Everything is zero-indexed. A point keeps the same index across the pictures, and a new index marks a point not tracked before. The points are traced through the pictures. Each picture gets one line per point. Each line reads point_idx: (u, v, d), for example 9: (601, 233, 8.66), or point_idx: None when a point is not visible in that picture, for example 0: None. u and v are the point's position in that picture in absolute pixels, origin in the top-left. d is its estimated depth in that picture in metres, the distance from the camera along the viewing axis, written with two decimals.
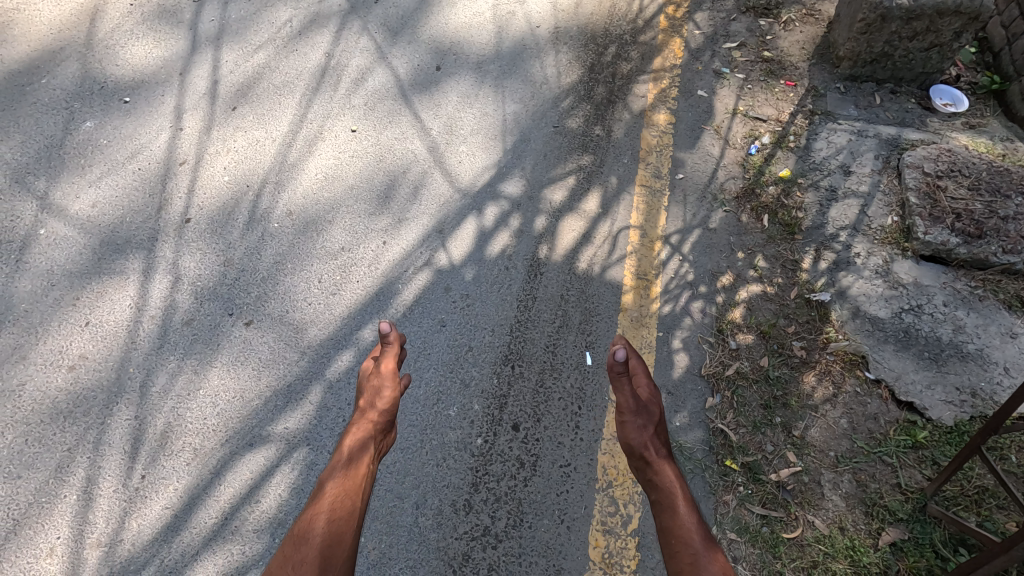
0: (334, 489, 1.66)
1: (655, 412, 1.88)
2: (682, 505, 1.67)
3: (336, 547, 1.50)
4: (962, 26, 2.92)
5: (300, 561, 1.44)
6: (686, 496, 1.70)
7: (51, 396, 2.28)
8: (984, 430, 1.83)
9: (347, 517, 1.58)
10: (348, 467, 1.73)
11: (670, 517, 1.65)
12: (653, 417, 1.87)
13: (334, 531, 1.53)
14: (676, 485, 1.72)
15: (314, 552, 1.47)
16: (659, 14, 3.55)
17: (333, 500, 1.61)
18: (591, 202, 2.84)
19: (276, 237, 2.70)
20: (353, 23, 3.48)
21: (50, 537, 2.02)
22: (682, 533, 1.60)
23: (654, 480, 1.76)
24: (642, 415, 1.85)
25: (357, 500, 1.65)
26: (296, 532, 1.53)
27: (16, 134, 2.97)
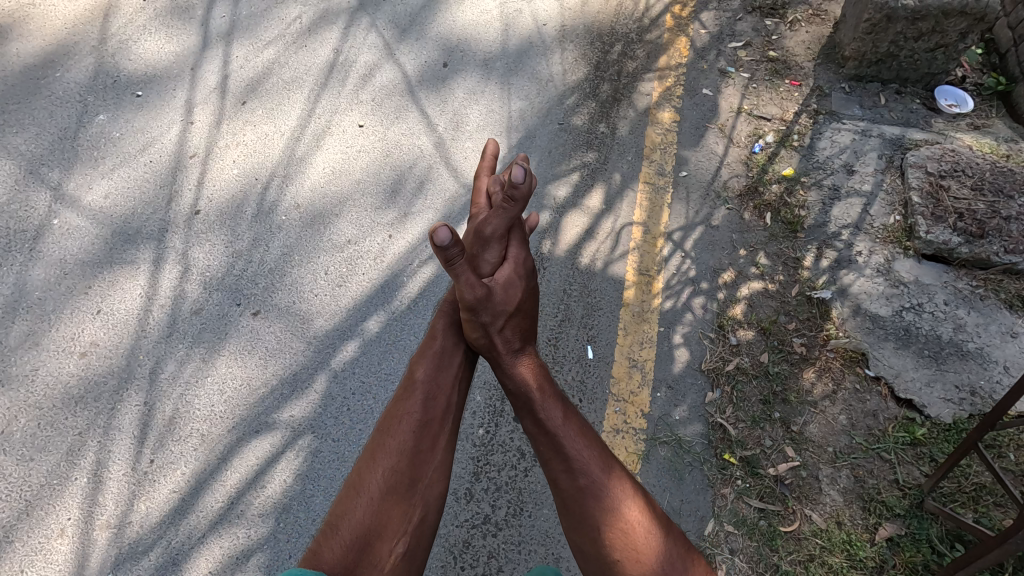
0: (426, 381, 1.65)
1: (502, 305, 1.69)
2: (543, 403, 1.61)
3: (424, 449, 1.54)
4: (968, 26, 2.94)
5: (390, 462, 1.49)
6: (541, 390, 1.63)
7: (63, 382, 2.33)
8: (981, 425, 1.85)
9: (440, 419, 1.59)
10: (441, 356, 1.70)
11: (534, 422, 1.60)
12: (501, 310, 1.68)
13: (426, 434, 1.55)
14: (531, 383, 1.64)
15: (402, 456, 1.50)
16: (665, 14, 3.58)
17: (426, 394, 1.62)
18: (594, 199, 2.87)
19: (283, 229, 2.74)
20: (362, 20, 3.52)
21: (61, 517, 2.07)
22: (551, 437, 1.56)
23: (508, 383, 1.66)
24: (485, 312, 1.66)
25: (450, 398, 1.64)
26: (390, 424, 1.56)
27: (31, 126, 3.02)
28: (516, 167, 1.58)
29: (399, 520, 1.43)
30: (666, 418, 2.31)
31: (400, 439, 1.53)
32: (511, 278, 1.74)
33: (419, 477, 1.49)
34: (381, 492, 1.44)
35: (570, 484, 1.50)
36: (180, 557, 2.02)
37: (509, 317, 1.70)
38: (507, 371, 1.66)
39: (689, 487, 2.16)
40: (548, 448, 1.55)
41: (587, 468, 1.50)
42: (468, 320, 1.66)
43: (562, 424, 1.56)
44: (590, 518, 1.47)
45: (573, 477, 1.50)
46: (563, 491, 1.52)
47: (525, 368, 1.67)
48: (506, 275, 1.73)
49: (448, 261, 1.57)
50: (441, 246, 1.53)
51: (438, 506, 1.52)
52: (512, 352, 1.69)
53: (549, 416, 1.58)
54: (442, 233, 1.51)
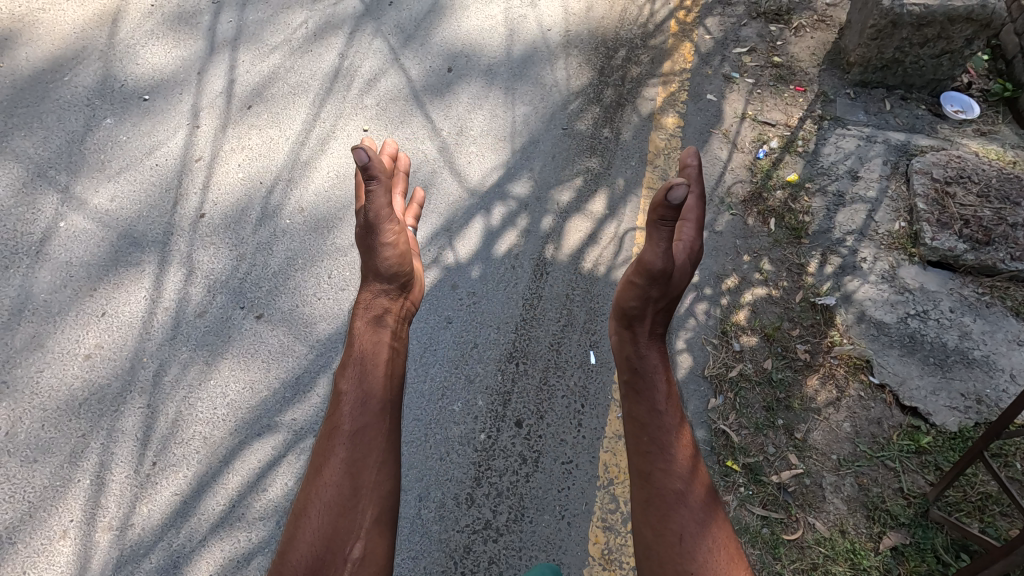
0: (353, 388, 1.56)
1: (675, 287, 1.78)
2: (666, 402, 1.63)
3: (364, 455, 1.50)
4: (974, 32, 2.92)
5: (329, 480, 1.45)
6: (668, 384, 1.66)
7: (68, 384, 2.35)
8: (987, 435, 1.83)
9: (375, 421, 1.54)
10: (364, 362, 1.61)
11: (647, 410, 1.62)
12: (671, 291, 1.76)
13: (361, 442, 1.50)
14: (661, 377, 1.66)
15: (340, 470, 1.46)
16: (669, 19, 3.58)
17: (355, 402, 1.54)
18: (596, 204, 2.87)
19: (287, 233, 2.75)
20: (366, 26, 3.54)
21: (64, 519, 2.08)
22: (660, 431, 1.59)
23: (639, 364, 1.71)
24: (660, 287, 1.72)
25: (383, 398, 1.57)
26: (323, 439, 1.51)
27: (39, 129, 3.05)
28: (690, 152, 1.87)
29: (348, 533, 1.41)
30: None
31: (336, 455, 1.48)
32: (684, 265, 1.85)
33: (361, 486, 1.46)
34: (324, 511, 1.42)
35: (662, 483, 1.53)
36: (182, 559, 2.03)
37: (670, 301, 1.78)
38: (640, 353, 1.72)
39: None
40: (653, 442, 1.58)
41: (685, 478, 1.53)
42: (638, 285, 1.72)
43: (675, 428, 1.59)
44: (668, 519, 1.49)
45: (669, 479, 1.53)
46: (650, 486, 1.54)
47: (658, 359, 1.71)
48: (682, 259, 1.86)
49: (660, 219, 1.60)
50: (672, 206, 1.55)
51: (388, 505, 1.50)
52: (654, 337, 1.76)
53: (667, 414, 1.61)
54: (675, 190, 1.54)
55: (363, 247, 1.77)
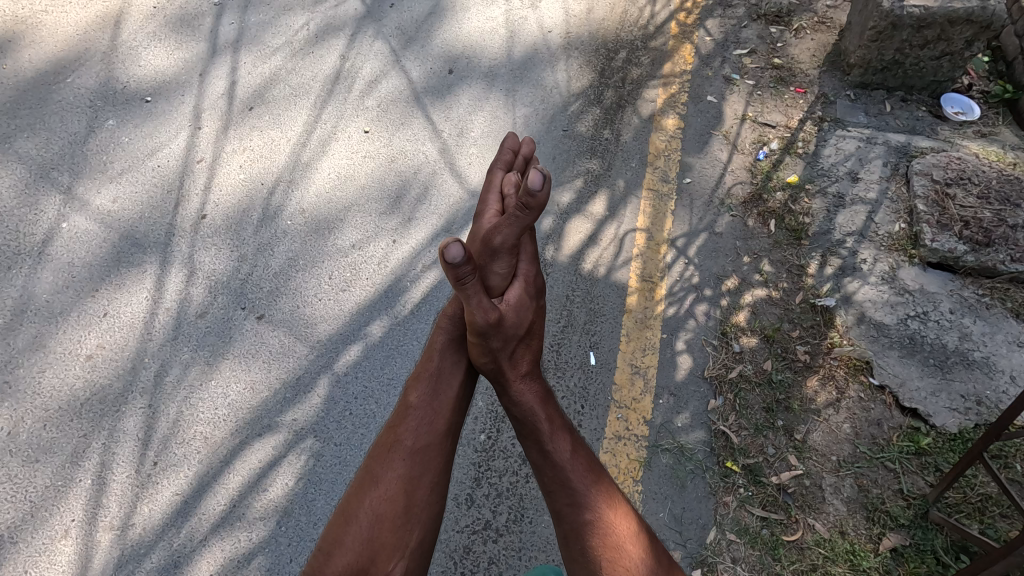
0: (422, 403, 1.55)
1: (513, 329, 1.60)
2: (551, 435, 1.56)
3: (421, 474, 1.46)
4: (974, 34, 2.93)
5: (383, 491, 1.42)
6: (550, 419, 1.58)
7: (69, 385, 2.36)
8: (987, 436, 1.83)
9: (437, 442, 1.52)
10: (438, 377, 1.60)
11: (539, 452, 1.55)
12: (512, 334, 1.59)
13: (422, 460, 1.48)
14: (539, 413, 1.58)
15: (396, 483, 1.43)
16: (670, 21, 3.59)
17: (423, 417, 1.53)
18: (597, 205, 2.87)
19: (289, 234, 2.76)
20: (367, 28, 3.55)
21: (66, 519, 2.09)
22: (557, 468, 1.52)
23: (517, 411, 1.60)
24: (497, 338, 1.55)
25: (449, 420, 1.56)
26: (384, 448, 1.48)
27: (42, 130, 3.07)
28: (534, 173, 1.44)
29: (394, 550, 1.37)
30: (668, 425, 2.30)
31: (395, 467, 1.45)
32: (521, 298, 1.65)
33: (414, 505, 1.42)
34: (372, 521, 1.38)
35: (573, 519, 1.48)
36: (182, 559, 2.03)
37: (519, 341, 1.62)
38: (515, 399, 1.60)
39: (690, 494, 2.15)
40: (554, 480, 1.52)
41: (591, 504, 1.48)
42: (477, 343, 1.56)
43: (569, 457, 1.53)
44: (590, 555, 1.45)
45: (577, 512, 1.48)
46: (564, 525, 1.49)
47: (533, 397, 1.60)
48: (516, 295, 1.64)
49: (457, 280, 1.43)
50: (452, 265, 1.41)
51: (433, 530, 1.46)
52: (524, 377, 1.62)
53: (557, 448, 1.54)
54: (454, 249, 1.40)
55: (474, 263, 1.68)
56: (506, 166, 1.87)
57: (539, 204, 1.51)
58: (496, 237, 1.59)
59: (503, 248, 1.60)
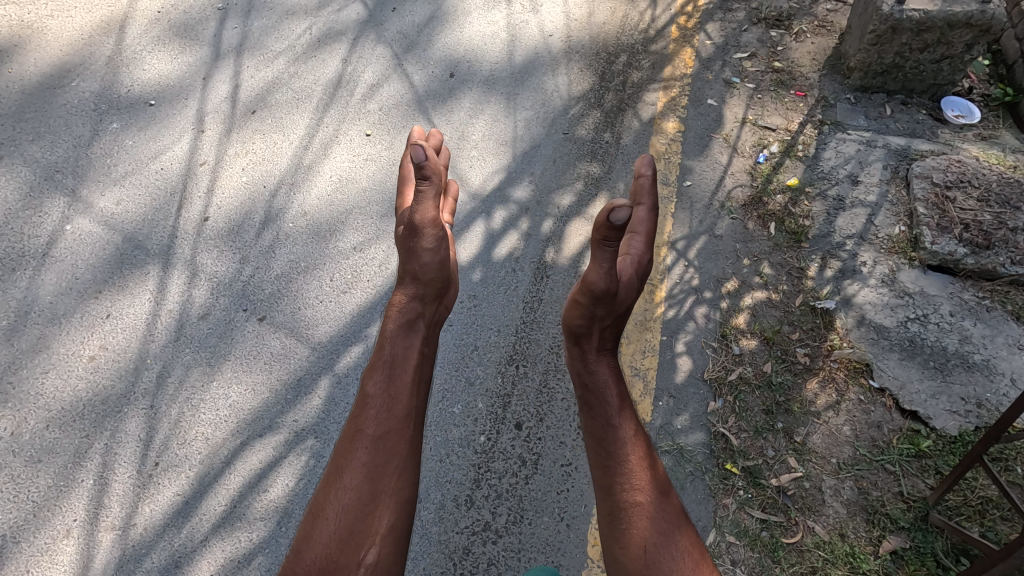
0: (379, 390, 1.55)
1: (619, 305, 1.65)
2: (618, 412, 1.57)
3: (385, 461, 1.46)
4: (974, 37, 2.94)
5: (347, 483, 1.43)
6: (620, 398, 1.59)
7: (73, 386, 2.37)
8: (986, 438, 1.83)
9: (398, 426, 1.51)
10: (393, 365, 1.59)
11: (602, 425, 1.56)
12: (615, 309, 1.64)
13: (382, 447, 1.47)
14: (612, 389, 1.60)
15: (360, 474, 1.44)
16: (670, 25, 3.60)
17: (380, 405, 1.53)
18: (597, 208, 2.89)
19: (291, 236, 2.78)
20: (369, 33, 3.57)
21: (67, 519, 2.10)
22: (615, 444, 1.54)
23: (589, 381, 1.63)
24: (605, 306, 1.61)
25: (408, 404, 1.55)
26: (346, 442, 1.49)
27: (47, 134, 3.09)
28: (416, 146, 1.67)
29: (363, 538, 1.38)
30: (668, 427, 2.31)
31: (357, 458, 1.46)
32: (630, 276, 1.73)
33: (380, 493, 1.43)
34: (340, 514, 1.40)
35: (622, 497, 1.49)
36: (183, 559, 2.04)
37: (614, 320, 1.67)
38: (588, 369, 1.64)
39: (690, 496, 2.15)
40: (611, 455, 1.53)
41: (643, 487, 1.50)
42: (582, 304, 1.61)
43: (632, 438, 1.54)
44: (632, 533, 1.45)
45: (628, 491, 1.49)
46: (612, 501, 1.49)
47: (608, 372, 1.63)
48: (628, 273, 1.73)
49: (604, 239, 1.50)
50: (615, 228, 1.47)
51: (407, 514, 1.46)
52: (601, 353, 1.66)
53: (622, 425, 1.55)
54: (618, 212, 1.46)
55: (405, 249, 1.74)
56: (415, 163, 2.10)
57: (435, 172, 1.71)
58: (416, 216, 1.70)
59: (427, 223, 1.69)
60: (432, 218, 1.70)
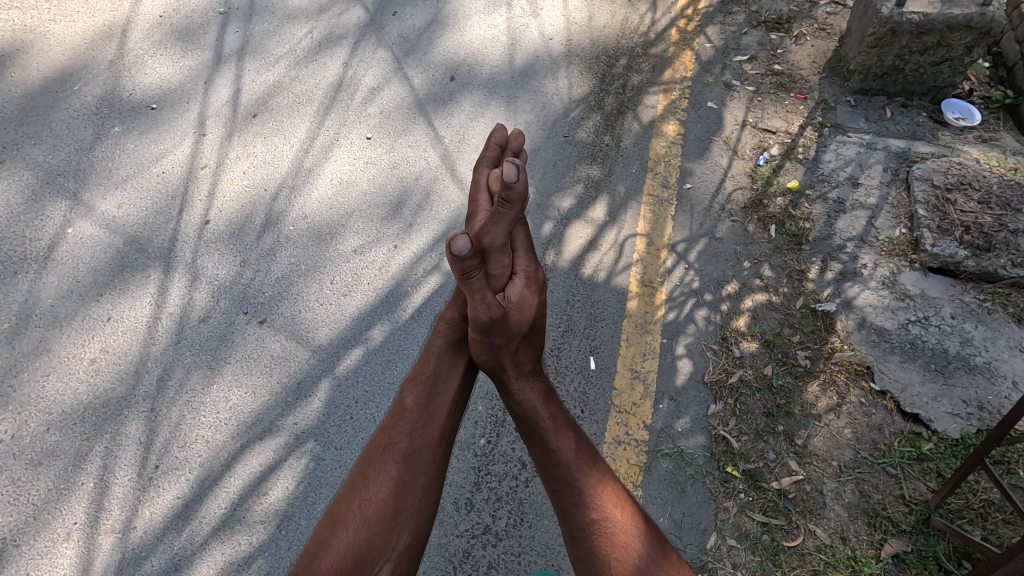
0: (418, 406, 1.55)
1: (517, 326, 1.56)
2: (555, 434, 1.54)
3: (414, 478, 1.46)
4: (974, 40, 2.94)
5: (372, 495, 1.42)
6: (553, 419, 1.56)
7: (74, 388, 2.38)
8: (987, 441, 1.82)
9: (431, 446, 1.51)
10: (434, 381, 1.60)
11: (543, 452, 1.54)
12: (514, 332, 1.56)
13: (414, 465, 1.47)
14: (542, 412, 1.56)
15: (387, 487, 1.43)
16: (670, 28, 3.61)
17: (416, 421, 1.53)
18: (597, 210, 2.89)
19: (291, 239, 2.79)
20: (370, 37, 3.58)
21: (67, 522, 2.10)
22: (560, 468, 1.51)
23: (518, 411, 1.58)
24: (499, 334, 1.53)
25: (443, 425, 1.55)
26: (376, 451, 1.49)
27: (49, 137, 3.11)
28: (507, 164, 1.41)
29: (380, 553, 1.37)
30: (668, 429, 2.30)
31: (386, 469, 1.45)
32: (525, 293, 1.59)
33: (403, 509, 1.42)
34: (361, 524, 1.38)
35: (576, 519, 1.47)
36: (182, 562, 2.04)
37: (522, 340, 1.58)
38: (516, 398, 1.58)
39: (690, 499, 2.14)
40: (559, 479, 1.51)
41: (594, 502, 1.47)
42: (478, 341, 1.54)
43: (574, 456, 1.51)
44: (597, 555, 1.44)
45: (581, 510, 1.47)
46: (570, 525, 1.48)
47: (536, 396, 1.59)
48: (519, 290, 1.58)
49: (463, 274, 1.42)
50: (460, 259, 1.40)
51: (424, 535, 1.45)
52: (524, 376, 1.60)
53: (562, 446, 1.52)
54: (457, 242, 1.38)
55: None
56: (489, 163, 1.80)
57: (521, 198, 1.46)
58: (485, 237, 1.49)
59: (494, 247, 1.51)
60: (500, 244, 1.50)
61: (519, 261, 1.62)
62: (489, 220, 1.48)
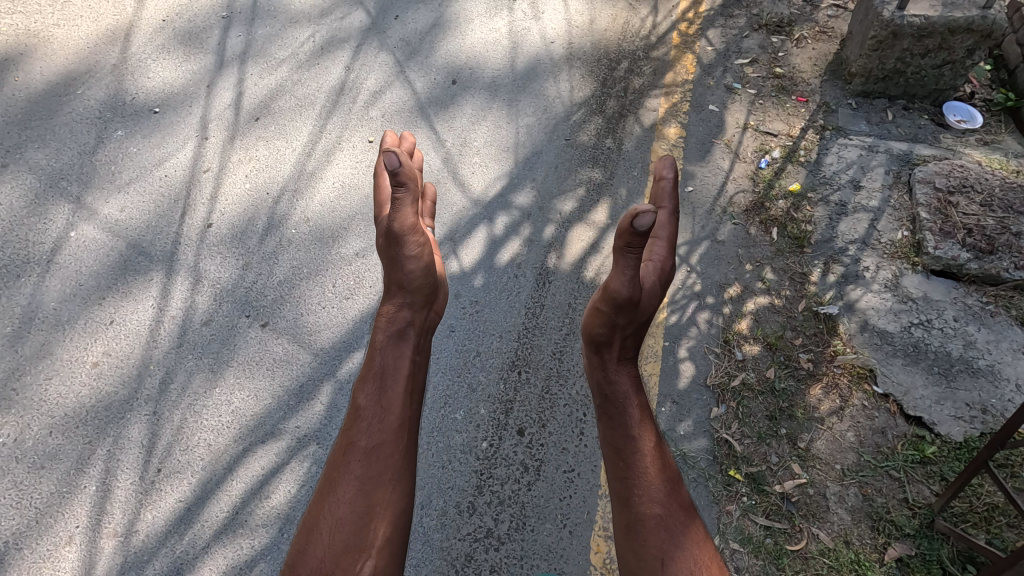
0: (371, 403, 1.56)
1: (642, 313, 1.68)
2: (639, 423, 1.61)
3: (380, 473, 1.49)
4: (975, 42, 2.94)
5: (342, 498, 1.46)
6: (639, 409, 1.63)
7: (76, 392, 2.38)
8: (992, 444, 1.81)
9: (392, 439, 1.53)
10: (382, 376, 1.60)
11: (622, 435, 1.60)
12: (637, 317, 1.67)
13: (376, 460, 1.50)
14: (633, 399, 1.63)
15: (354, 487, 1.47)
16: (671, 31, 3.61)
17: (373, 417, 1.55)
18: (599, 213, 2.89)
19: (293, 242, 2.79)
20: (372, 40, 3.59)
21: (69, 526, 2.10)
22: (634, 455, 1.57)
23: (609, 390, 1.66)
24: (626, 314, 1.64)
25: (400, 415, 1.57)
26: (339, 454, 1.52)
27: (52, 141, 3.11)
28: (387, 155, 1.60)
29: (360, 551, 1.41)
30: (671, 432, 2.30)
31: (351, 471, 1.48)
32: (651, 283, 1.76)
33: (375, 505, 1.46)
34: (335, 527, 1.43)
35: (637, 507, 1.53)
36: (185, 566, 2.04)
37: (636, 328, 1.69)
38: (610, 379, 1.67)
39: (693, 503, 2.14)
40: (629, 465, 1.57)
41: (661, 498, 1.53)
42: (605, 312, 1.65)
43: (651, 449, 1.58)
44: (647, 544, 1.49)
45: (646, 500, 1.53)
46: (630, 510, 1.54)
47: (628, 382, 1.67)
48: (646, 279, 1.74)
49: (626, 247, 1.53)
50: (637, 234, 1.48)
51: (402, 525, 1.50)
52: (623, 362, 1.69)
53: (642, 436, 1.59)
54: (642, 217, 1.45)
55: (386, 260, 1.75)
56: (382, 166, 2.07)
57: (411, 177, 1.69)
58: (395, 224, 1.70)
59: (407, 229, 1.72)
60: (412, 222, 1.72)
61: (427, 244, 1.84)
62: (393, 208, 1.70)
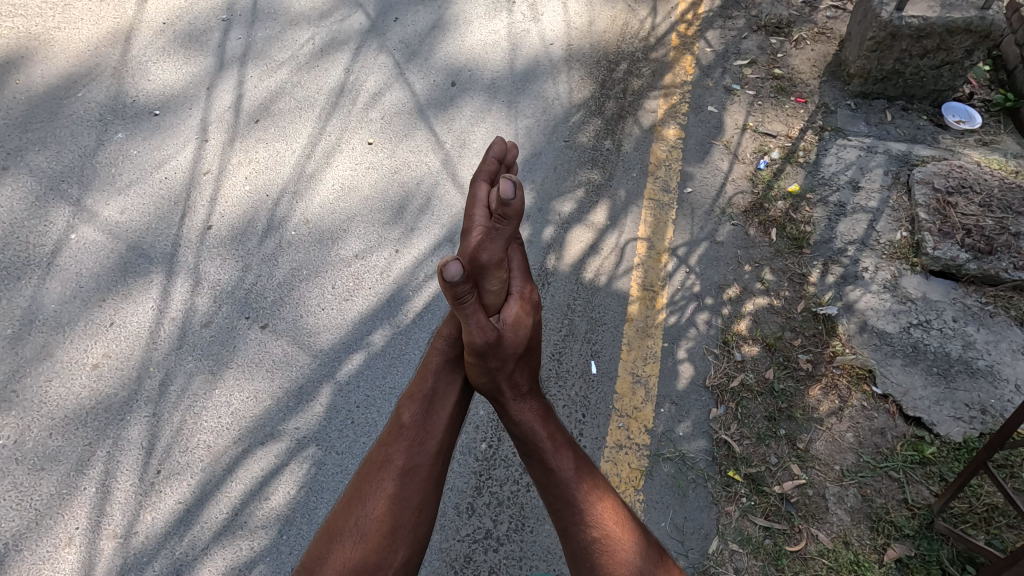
0: (415, 423, 1.54)
1: (512, 347, 1.55)
2: (555, 456, 1.53)
3: (409, 494, 1.45)
4: (974, 43, 2.94)
5: (369, 511, 1.42)
6: (551, 437, 1.55)
7: (76, 393, 2.38)
8: (991, 444, 1.81)
9: (428, 462, 1.50)
10: (431, 399, 1.58)
11: (542, 471, 1.53)
12: (510, 354, 1.55)
13: (409, 482, 1.46)
14: (540, 432, 1.55)
15: (383, 504, 1.42)
16: (670, 32, 3.62)
17: (413, 437, 1.52)
18: (598, 214, 2.89)
19: (293, 244, 2.80)
20: (371, 42, 3.60)
21: (69, 527, 2.10)
22: (560, 487, 1.50)
23: (517, 432, 1.57)
24: (494, 356, 1.51)
25: (441, 441, 1.54)
26: (373, 467, 1.49)
27: (53, 144, 3.12)
28: (504, 182, 1.42)
29: (376, 570, 1.37)
30: (670, 433, 2.30)
31: (383, 486, 1.45)
32: (520, 315, 1.60)
33: (399, 526, 1.41)
34: (358, 542, 1.38)
35: (579, 538, 1.47)
36: (184, 567, 2.04)
37: (518, 361, 1.57)
38: (514, 420, 1.57)
39: (692, 503, 2.14)
40: (558, 498, 1.51)
41: (595, 519, 1.47)
42: (474, 364, 1.52)
43: (573, 475, 1.50)
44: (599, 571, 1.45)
45: (583, 529, 1.47)
46: (571, 543, 1.48)
47: (534, 416, 1.58)
48: (515, 313, 1.59)
49: (457, 299, 1.39)
50: (455, 284, 1.36)
51: (421, 551, 1.45)
52: (522, 398, 1.59)
53: (561, 466, 1.51)
54: (449, 268, 1.35)
55: None
56: (487, 176, 1.67)
57: (517, 214, 1.47)
58: (481, 255, 1.49)
59: (490, 265, 1.50)
60: (498, 261, 1.51)
61: (514, 282, 1.64)
62: (487, 238, 1.49)
